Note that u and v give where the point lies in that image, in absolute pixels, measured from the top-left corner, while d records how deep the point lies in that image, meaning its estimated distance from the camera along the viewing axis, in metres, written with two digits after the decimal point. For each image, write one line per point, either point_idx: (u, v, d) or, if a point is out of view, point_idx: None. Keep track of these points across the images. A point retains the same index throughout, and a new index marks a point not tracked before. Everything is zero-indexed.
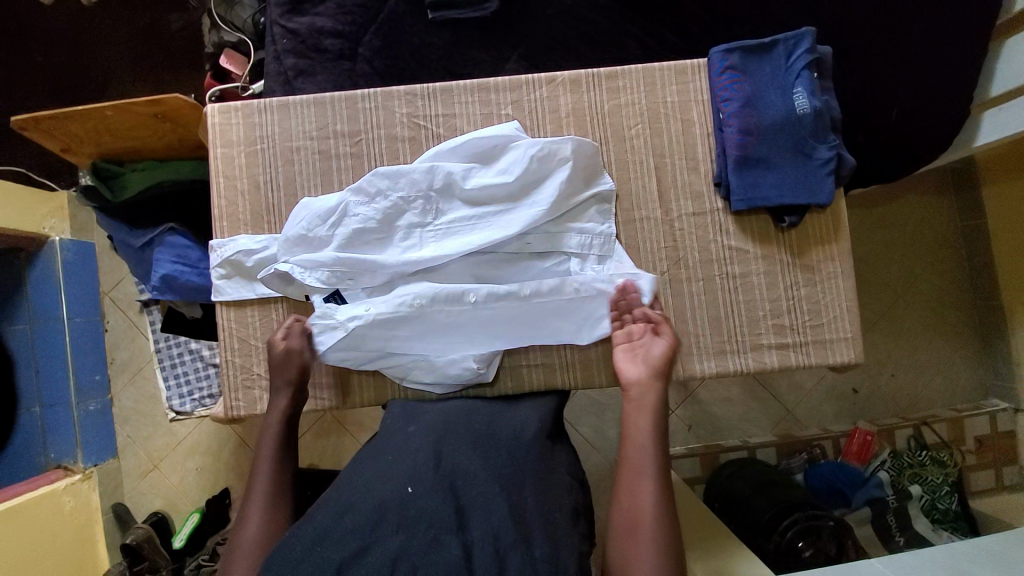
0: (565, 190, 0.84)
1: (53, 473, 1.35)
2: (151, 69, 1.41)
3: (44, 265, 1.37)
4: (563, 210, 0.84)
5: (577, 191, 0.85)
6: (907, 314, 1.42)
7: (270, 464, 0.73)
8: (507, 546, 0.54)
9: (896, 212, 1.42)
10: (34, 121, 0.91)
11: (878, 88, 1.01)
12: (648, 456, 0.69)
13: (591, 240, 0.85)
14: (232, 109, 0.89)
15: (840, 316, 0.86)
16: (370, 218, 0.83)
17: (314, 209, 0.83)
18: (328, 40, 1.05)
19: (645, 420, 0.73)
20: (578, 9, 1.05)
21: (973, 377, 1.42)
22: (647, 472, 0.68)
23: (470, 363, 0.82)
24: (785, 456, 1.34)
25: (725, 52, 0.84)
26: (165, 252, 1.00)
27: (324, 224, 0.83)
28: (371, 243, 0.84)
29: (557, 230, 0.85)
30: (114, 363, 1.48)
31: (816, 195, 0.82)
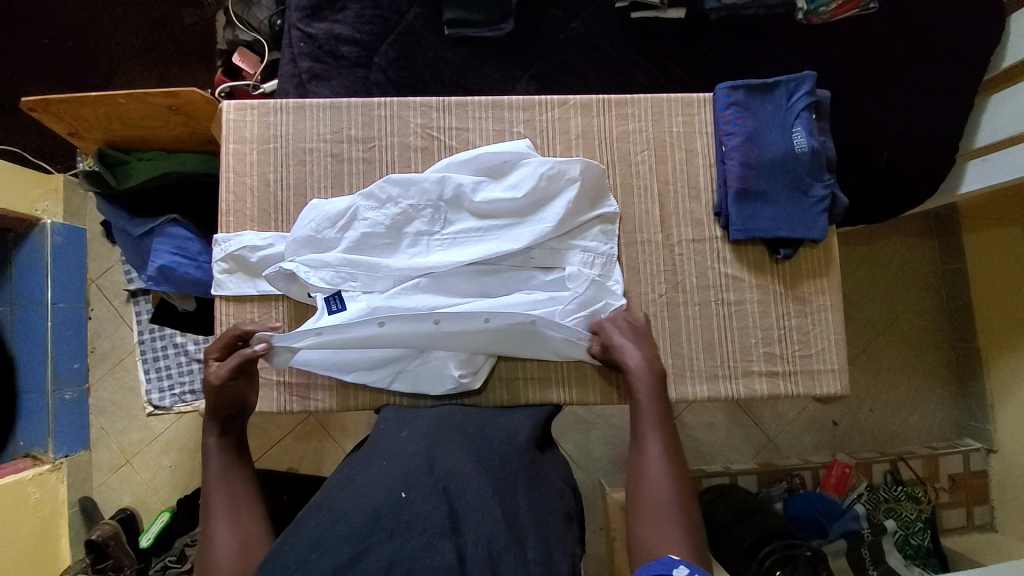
0: (571, 210, 0.86)
1: (21, 462, 1.30)
2: (163, 61, 1.42)
3: (34, 247, 1.35)
4: (568, 228, 0.86)
5: (582, 211, 0.87)
6: (887, 351, 1.47)
7: (221, 478, 0.71)
8: (501, 550, 0.53)
9: (880, 252, 1.48)
10: (45, 104, 0.91)
11: (871, 132, 1.06)
12: (653, 430, 0.71)
13: (593, 259, 0.87)
14: (248, 107, 0.90)
15: (828, 348, 0.89)
16: (380, 223, 0.84)
17: (325, 211, 0.84)
18: (346, 47, 1.07)
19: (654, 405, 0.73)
20: (589, 38, 1.10)
21: (948, 416, 1.46)
22: (655, 446, 0.69)
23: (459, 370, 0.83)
24: (765, 484, 1.35)
25: (730, 89, 0.88)
26: (164, 243, 0.99)
27: (333, 226, 0.84)
28: (378, 247, 0.85)
29: (562, 247, 0.87)
30: (95, 352, 1.44)
31: (811, 230, 0.85)
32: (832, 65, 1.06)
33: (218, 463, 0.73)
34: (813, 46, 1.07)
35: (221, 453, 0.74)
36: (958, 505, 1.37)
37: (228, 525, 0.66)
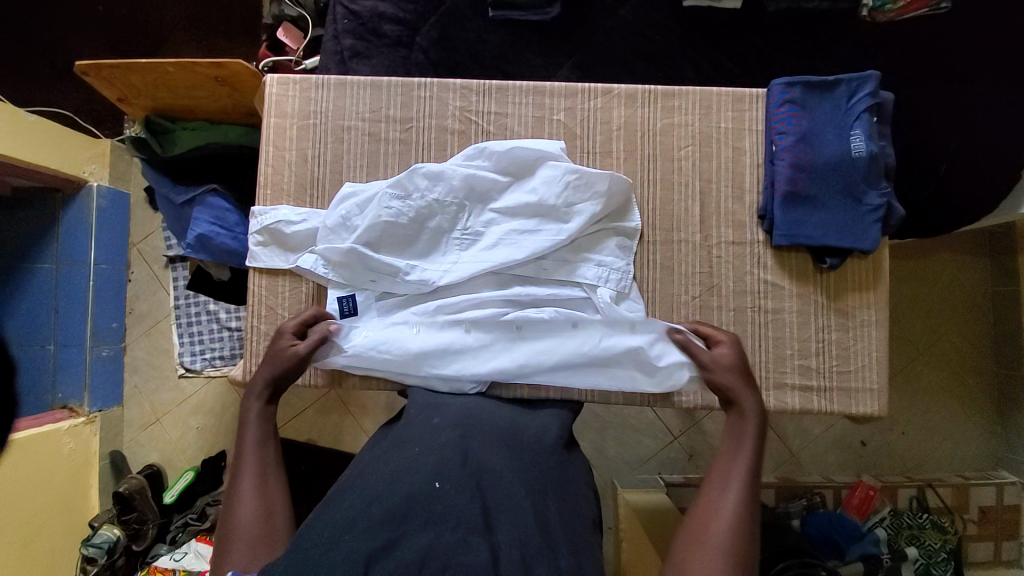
0: (598, 215, 0.84)
1: (59, 413, 1.36)
2: (209, 33, 1.44)
3: (78, 209, 1.39)
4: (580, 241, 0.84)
5: (603, 219, 0.85)
6: (924, 373, 1.39)
7: (253, 443, 0.71)
8: (534, 555, 0.53)
9: (927, 269, 1.40)
10: (97, 69, 0.93)
11: (935, 140, 0.99)
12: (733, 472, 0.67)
13: (608, 274, 0.84)
14: (291, 82, 0.90)
15: (869, 366, 0.85)
16: (403, 214, 0.83)
17: (353, 199, 0.84)
18: (388, 26, 1.06)
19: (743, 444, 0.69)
20: (637, 25, 1.06)
21: (984, 446, 1.38)
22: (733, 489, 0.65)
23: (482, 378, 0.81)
24: (783, 499, 1.30)
25: (786, 85, 0.84)
26: (204, 212, 1.02)
27: (360, 213, 0.84)
28: (404, 236, 0.84)
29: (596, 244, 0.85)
30: (132, 313, 1.50)
31: (861, 241, 0.81)
32: (897, 67, 1.00)
33: (256, 432, 0.72)
34: (877, 46, 1.01)
35: (259, 423, 0.73)
36: (986, 538, 1.30)
37: (255, 495, 0.66)
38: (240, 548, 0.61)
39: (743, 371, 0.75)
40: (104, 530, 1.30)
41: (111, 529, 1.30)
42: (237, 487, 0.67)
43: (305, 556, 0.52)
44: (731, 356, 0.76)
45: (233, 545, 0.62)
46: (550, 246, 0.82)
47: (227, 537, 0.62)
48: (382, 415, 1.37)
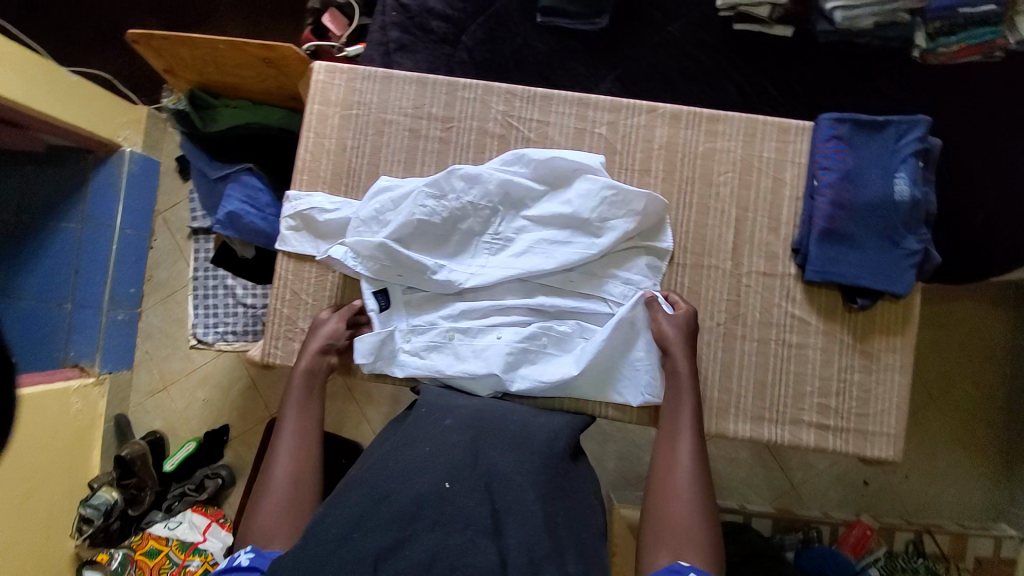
0: (630, 233, 0.83)
1: (69, 371, 1.38)
2: (255, 11, 1.45)
3: (109, 172, 1.41)
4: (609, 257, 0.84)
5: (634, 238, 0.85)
6: (935, 419, 1.38)
7: (295, 425, 0.76)
8: (542, 560, 0.55)
9: (949, 315, 1.38)
10: (148, 38, 0.93)
11: (977, 187, 0.97)
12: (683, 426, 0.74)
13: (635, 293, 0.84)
14: (337, 70, 0.91)
15: (888, 411, 0.84)
16: (436, 213, 0.83)
17: (388, 194, 0.84)
18: (435, 22, 1.06)
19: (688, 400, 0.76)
20: (683, 44, 1.05)
21: (988, 498, 1.36)
22: (684, 439, 0.73)
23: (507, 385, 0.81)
24: (779, 530, 1.29)
25: (834, 121, 0.83)
26: (236, 190, 1.02)
27: (394, 209, 0.84)
28: (435, 236, 0.85)
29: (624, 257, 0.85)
30: (150, 280, 1.51)
31: (894, 284, 0.80)
32: (945, 111, 0.99)
33: (296, 406, 0.78)
34: (925, 88, 1.00)
35: (300, 399, 0.79)
36: None
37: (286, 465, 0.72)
38: (267, 512, 0.67)
39: (688, 339, 0.80)
40: (102, 493, 1.30)
41: (109, 493, 1.31)
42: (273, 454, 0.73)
43: (317, 549, 0.54)
44: (685, 324, 0.80)
45: (264, 516, 0.67)
46: (581, 258, 0.82)
47: (257, 500, 0.69)
48: (387, 406, 1.38)
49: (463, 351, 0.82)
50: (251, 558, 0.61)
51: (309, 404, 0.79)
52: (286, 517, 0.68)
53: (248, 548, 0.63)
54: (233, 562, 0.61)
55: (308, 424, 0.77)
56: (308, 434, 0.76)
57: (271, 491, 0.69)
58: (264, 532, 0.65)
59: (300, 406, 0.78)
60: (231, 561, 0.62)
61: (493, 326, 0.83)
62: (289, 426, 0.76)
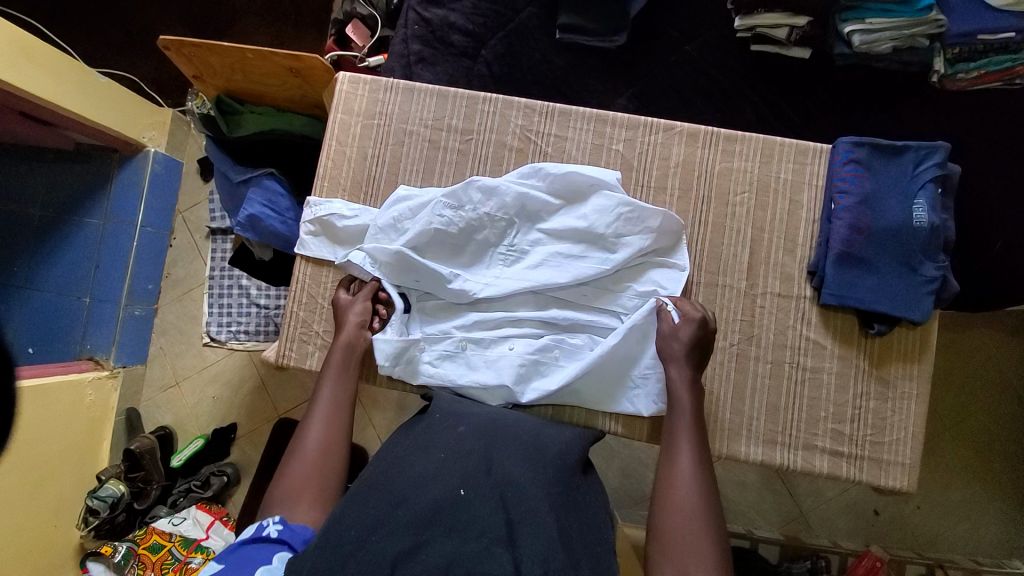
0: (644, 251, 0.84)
1: (84, 364, 1.41)
2: (281, 21, 1.49)
3: (133, 170, 1.45)
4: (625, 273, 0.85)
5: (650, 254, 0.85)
6: (948, 449, 1.35)
7: (329, 397, 0.76)
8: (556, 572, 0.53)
9: (963, 342, 1.36)
10: (179, 46, 0.97)
11: (1001, 213, 0.95)
12: (682, 440, 0.72)
13: None
14: (361, 81, 0.93)
15: (904, 440, 0.82)
16: (452, 224, 0.84)
17: (406, 203, 0.86)
18: (456, 36, 1.09)
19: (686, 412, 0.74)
20: (700, 64, 1.06)
21: (1003, 534, 1.32)
22: (686, 454, 0.70)
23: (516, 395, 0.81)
24: (786, 558, 1.26)
25: (853, 145, 0.83)
26: (258, 194, 1.04)
27: (411, 217, 0.85)
28: (450, 246, 0.86)
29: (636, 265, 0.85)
30: (168, 278, 1.55)
31: (912, 311, 0.79)
32: (966, 136, 0.98)
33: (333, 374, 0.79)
34: (945, 113, 0.99)
35: (337, 368, 0.79)
36: None
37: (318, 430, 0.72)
38: (292, 478, 0.67)
39: (695, 351, 0.78)
40: (110, 485, 1.32)
41: (117, 485, 1.33)
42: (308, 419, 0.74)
43: (334, 549, 0.53)
44: (693, 335, 0.77)
45: (291, 481, 0.67)
46: (594, 273, 0.82)
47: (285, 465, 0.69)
48: (394, 411, 1.38)
49: (474, 359, 0.83)
50: (280, 530, 0.60)
51: (344, 378, 0.79)
52: (313, 486, 0.67)
53: (276, 519, 0.62)
54: (260, 532, 0.60)
55: (342, 397, 0.77)
56: (341, 405, 0.76)
57: (301, 457, 0.69)
58: (290, 499, 0.65)
59: (336, 378, 0.78)
60: (258, 531, 0.60)
61: (505, 337, 0.83)
62: (323, 397, 0.76)
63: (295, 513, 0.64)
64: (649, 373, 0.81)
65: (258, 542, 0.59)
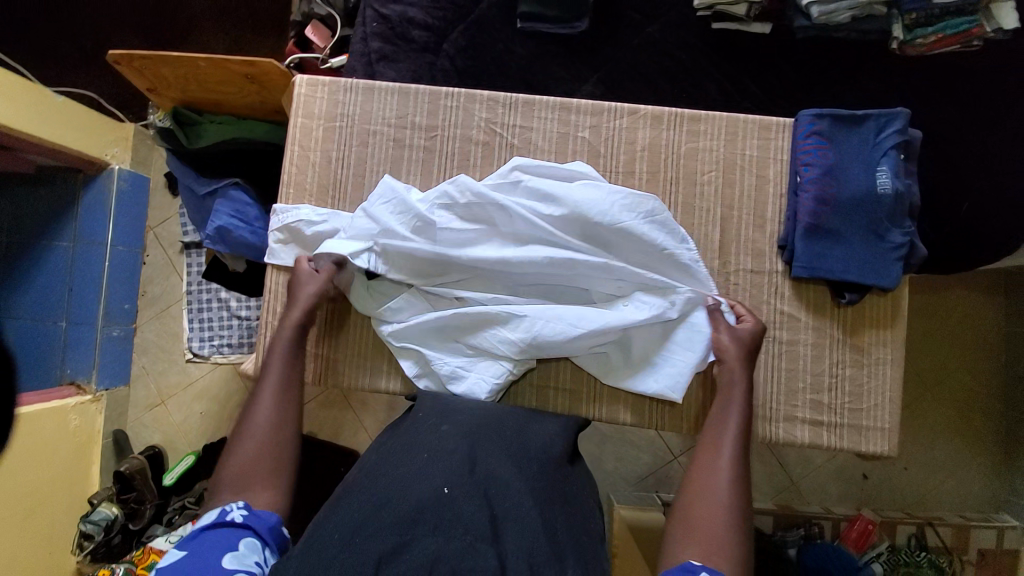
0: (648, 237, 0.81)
1: (66, 389, 1.38)
2: (239, 25, 1.45)
3: (99, 189, 1.41)
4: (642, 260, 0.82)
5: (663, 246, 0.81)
6: (932, 409, 1.38)
7: (279, 377, 0.76)
8: (540, 565, 0.56)
9: (940, 304, 1.38)
10: (129, 58, 0.94)
11: (963, 178, 0.97)
12: (724, 442, 0.72)
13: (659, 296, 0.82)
14: (320, 83, 0.91)
15: (881, 405, 0.84)
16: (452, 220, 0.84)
17: (396, 196, 0.84)
18: (417, 31, 1.07)
19: (732, 404, 0.75)
20: (664, 45, 1.06)
21: (986, 489, 1.36)
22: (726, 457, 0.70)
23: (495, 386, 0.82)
24: (781, 528, 1.28)
25: (815, 117, 0.84)
26: (225, 205, 1.03)
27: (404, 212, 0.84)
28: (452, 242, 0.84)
29: (680, 266, 0.81)
30: (144, 296, 1.51)
31: (881, 278, 0.80)
32: (927, 103, 0.99)
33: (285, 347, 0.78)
34: (906, 80, 1.00)
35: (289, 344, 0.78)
36: None
37: (271, 403, 0.73)
38: (247, 451, 0.69)
39: (750, 356, 0.78)
40: (102, 508, 1.30)
41: (110, 507, 1.31)
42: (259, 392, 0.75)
43: (318, 552, 0.53)
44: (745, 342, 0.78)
45: (242, 461, 0.68)
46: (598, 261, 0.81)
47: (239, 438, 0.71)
48: (383, 413, 1.37)
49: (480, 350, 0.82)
50: (244, 516, 0.63)
51: (295, 356, 0.78)
52: (267, 460, 0.70)
53: (240, 504, 0.65)
54: (223, 517, 0.63)
55: (292, 376, 0.77)
56: (292, 381, 0.76)
57: (251, 438, 0.70)
58: (242, 479, 0.67)
59: (287, 357, 0.78)
60: (221, 515, 0.63)
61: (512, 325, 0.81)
62: (273, 376, 0.76)
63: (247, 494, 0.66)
64: (656, 362, 0.82)
65: (223, 527, 0.61)
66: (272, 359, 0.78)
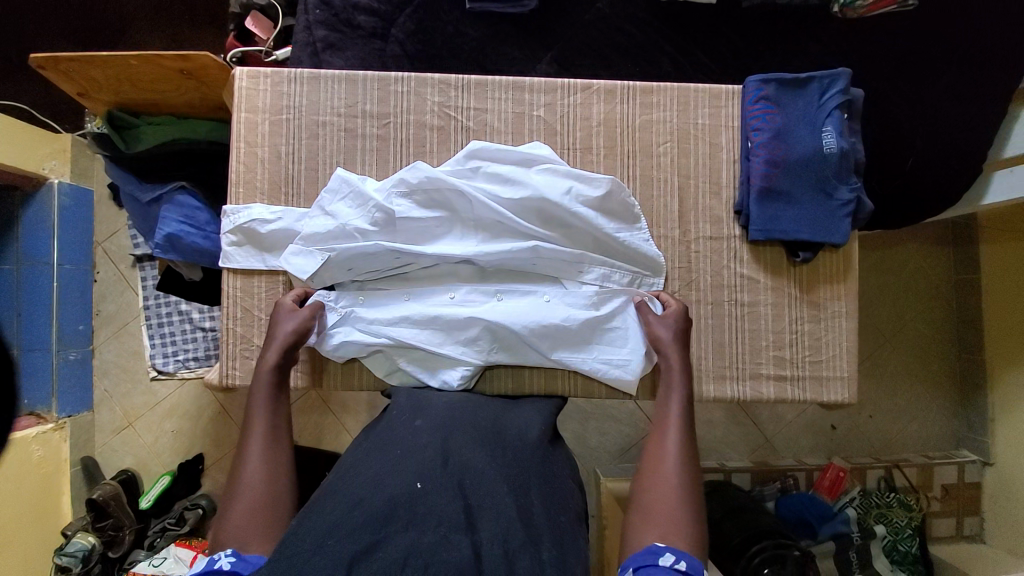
0: (604, 221, 0.83)
1: (24, 420, 1.31)
2: (174, 22, 1.38)
3: (39, 207, 1.32)
4: (604, 240, 0.85)
5: (618, 231, 0.85)
6: (893, 359, 1.45)
7: (261, 427, 0.72)
8: (516, 548, 0.55)
9: (894, 259, 1.45)
10: (53, 62, 0.88)
11: (903, 135, 1.01)
12: (671, 427, 0.72)
13: (615, 274, 0.85)
14: (262, 75, 0.87)
15: (840, 355, 0.88)
16: (411, 210, 0.82)
17: (352, 189, 0.83)
18: (362, 17, 1.03)
19: (675, 392, 0.76)
20: (615, 19, 1.05)
21: (947, 426, 1.44)
22: (672, 439, 0.71)
23: (461, 372, 0.82)
24: (759, 483, 1.34)
25: (761, 82, 0.85)
26: (173, 211, 0.99)
27: (360, 207, 0.82)
28: (415, 234, 0.84)
29: (649, 257, 0.86)
30: (99, 315, 1.44)
31: (832, 235, 0.84)
32: (869, 63, 1.02)
33: (263, 396, 0.75)
34: (851, 43, 1.02)
35: (268, 391, 0.75)
36: (947, 515, 1.38)
37: (260, 454, 0.70)
38: (241, 508, 0.64)
39: (683, 336, 0.81)
40: (77, 539, 1.25)
41: (85, 537, 1.26)
42: (244, 448, 0.70)
43: (290, 557, 0.52)
44: (678, 323, 0.80)
45: (239, 517, 0.64)
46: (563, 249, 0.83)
47: (229, 500, 0.65)
48: (364, 412, 1.36)
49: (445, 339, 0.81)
50: (233, 562, 0.58)
51: (277, 405, 0.75)
52: (266, 509, 0.65)
53: (229, 551, 0.60)
54: (211, 566, 0.58)
55: (278, 424, 0.74)
56: (278, 430, 0.73)
57: (246, 493, 0.66)
58: (242, 536, 0.62)
59: (267, 405, 0.75)
60: (210, 564, 0.58)
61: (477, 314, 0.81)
62: (258, 429, 0.72)
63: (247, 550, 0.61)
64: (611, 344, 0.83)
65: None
66: (251, 412, 0.74)
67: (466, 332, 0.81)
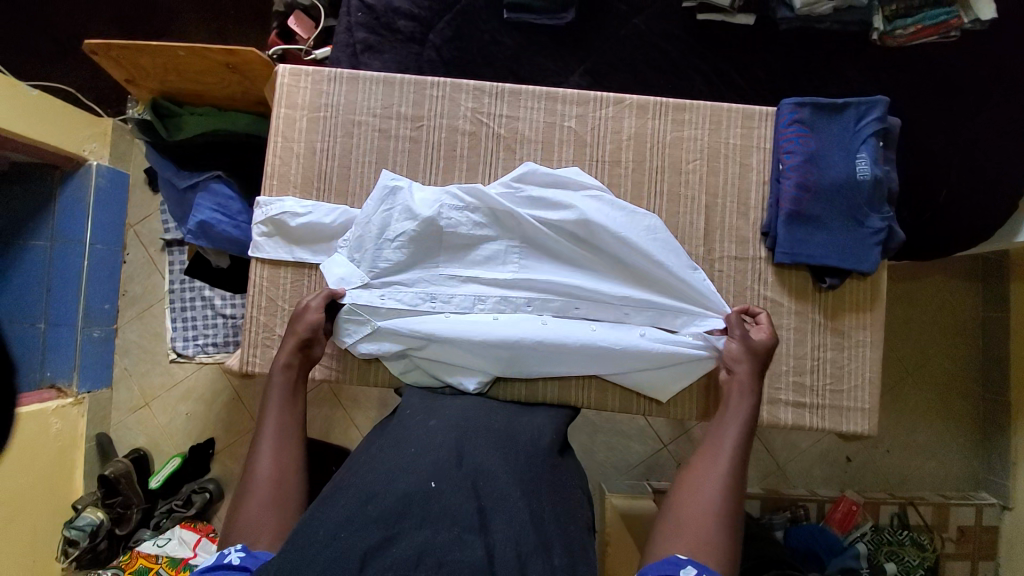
0: (649, 253, 0.83)
1: (47, 393, 1.34)
2: (219, 18, 1.42)
3: (77, 187, 1.37)
4: (642, 272, 0.84)
5: (666, 263, 0.83)
6: (914, 393, 1.41)
7: (275, 427, 0.74)
8: (527, 553, 0.55)
9: (920, 291, 1.42)
10: (105, 49, 0.92)
11: (939, 165, 0.99)
12: (726, 447, 0.73)
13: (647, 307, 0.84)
14: (303, 73, 0.90)
15: (862, 386, 0.86)
16: (454, 225, 0.84)
17: (397, 196, 0.84)
18: (401, 22, 1.05)
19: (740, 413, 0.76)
20: (649, 36, 1.06)
21: (967, 467, 1.40)
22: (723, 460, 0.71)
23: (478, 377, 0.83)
24: (768, 510, 1.31)
25: (796, 106, 0.85)
26: (206, 199, 1.01)
27: (402, 214, 0.83)
28: (454, 251, 0.85)
29: (699, 292, 0.84)
30: (125, 295, 1.48)
31: (861, 263, 0.82)
32: (907, 90, 1.00)
33: (279, 395, 0.77)
34: (888, 70, 1.01)
35: (283, 392, 0.77)
36: (963, 558, 1.33)
37: (273, 453, 0.71)
38: (251, 504, 0.66)
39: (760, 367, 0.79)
40: (87, 513, 1.27)
41: (94, 512, 1.28)
42: (259, 444, 0.72)
43: (304, 548, 0.52)
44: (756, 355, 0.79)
45: (249, 512, 0.66)
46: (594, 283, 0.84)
47: (242, 495, 0.67)
48: (374, 409, 1.37)
49: (465, 346, 0.81)
50: (243, 557, 0.59)
51: (293, 405, 0.77)
52: (277, 507, 0.67)
53: (238, 546, 0.61)
54: (221, 561, 0.59)
55: (291, 424, 0.75)
56: (291, 430, 0.74)
57: (257, 489, 0.68)
58: (253, 531, 0.64)
59: (284, 404, 0.76)
60: (220, 559, 0.59)
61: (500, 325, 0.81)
62: (271, 427, 0.74)
63: (259, 542, 0.64)
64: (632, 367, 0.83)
65: (220, 570, 0.58)
66: (266, 410, 0.76)
67: (483, 341, 0.80)
